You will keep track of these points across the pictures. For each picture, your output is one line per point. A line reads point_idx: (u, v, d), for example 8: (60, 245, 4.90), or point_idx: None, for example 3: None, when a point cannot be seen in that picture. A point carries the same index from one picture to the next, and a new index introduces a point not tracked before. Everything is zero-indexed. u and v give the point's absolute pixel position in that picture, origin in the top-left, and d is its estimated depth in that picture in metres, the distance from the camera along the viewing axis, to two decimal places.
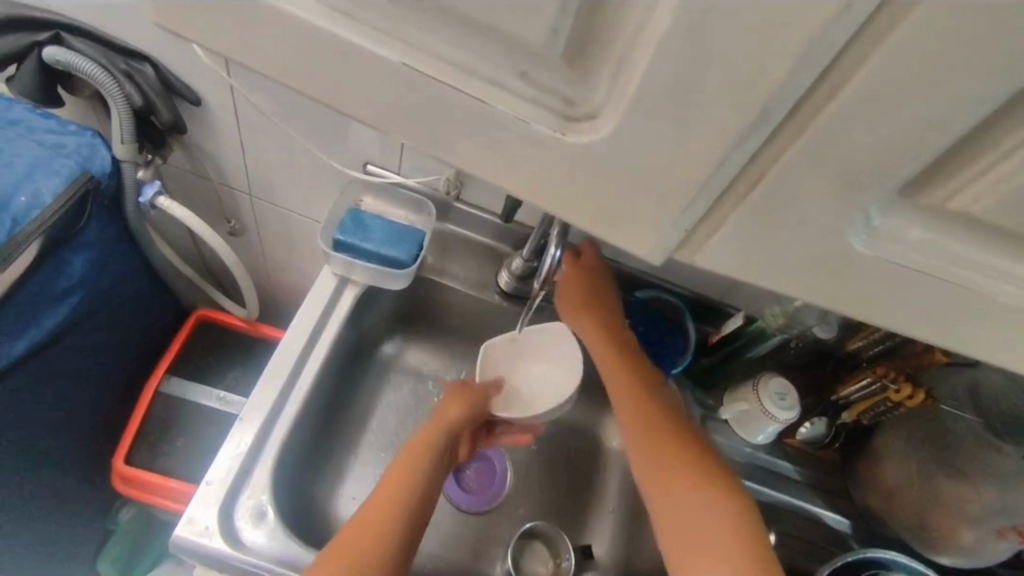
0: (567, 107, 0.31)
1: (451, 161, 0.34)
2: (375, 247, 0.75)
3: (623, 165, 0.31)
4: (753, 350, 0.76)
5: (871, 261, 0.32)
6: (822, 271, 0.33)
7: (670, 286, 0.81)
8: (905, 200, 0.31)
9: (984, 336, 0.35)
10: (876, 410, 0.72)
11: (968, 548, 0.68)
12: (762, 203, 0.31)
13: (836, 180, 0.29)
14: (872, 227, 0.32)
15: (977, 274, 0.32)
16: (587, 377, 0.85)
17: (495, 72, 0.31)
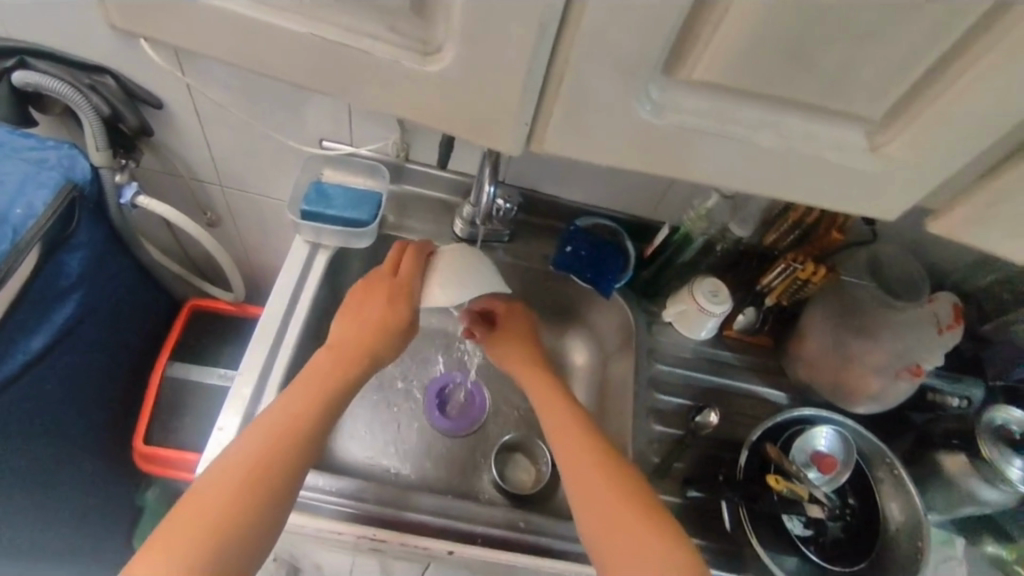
0: (423, 47, 0.40)
1: (360, 105, 0.44)
2: (338, 212, 0.84)
3: (475, 85, 0.40)
4: (681, 256, 0.87)
5: (677, 132, 0.41)
6: (650, 150, 0.43)
7: (608, 212, 0.93)
8: (670, 78, 0.40)
9: (785, 182, 0.44)
10: (792, 290, 0.83)
11: (875, 395, 0.80)
12: (569, 96, 0.40)
13: (617, 70, 0.38)
14: (654, 100, 0.40)
15: (762, 132, 0.41)
16: (550, 302, 0.97)
17: (373, 28, 0.39)
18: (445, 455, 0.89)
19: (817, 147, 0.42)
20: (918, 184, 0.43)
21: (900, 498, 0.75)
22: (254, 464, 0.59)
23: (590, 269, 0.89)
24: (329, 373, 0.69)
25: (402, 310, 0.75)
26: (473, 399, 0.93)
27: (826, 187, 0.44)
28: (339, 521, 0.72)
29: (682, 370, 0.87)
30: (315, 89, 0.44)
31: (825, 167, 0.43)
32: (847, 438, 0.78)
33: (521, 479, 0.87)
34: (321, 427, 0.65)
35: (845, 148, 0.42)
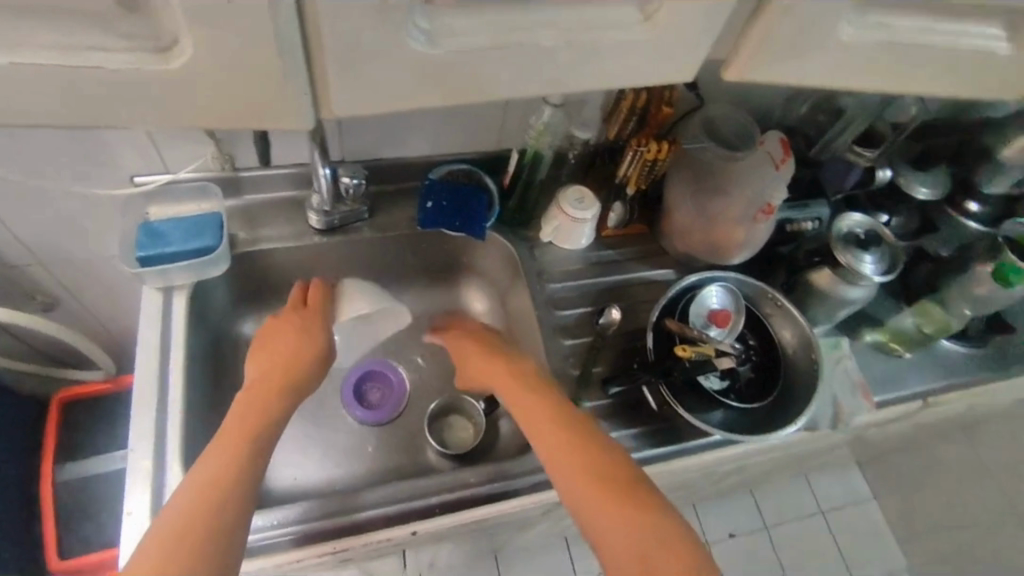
0: (157, 42, 0.36)
1: (126, 124, 0.40)
2: (178, 247, 0.77)
3: (233, 69, 0.37)
4: (538, 175, 0.87)
5: (459, 56, 0.40)
6: (443, 83, 0.42)
7: (459, 156, 0.92)
8: (432, 4, 0.38)
9: (580, 75, 0.45)
10: (646, 173, 0.87)
11: (745, 242, 0.86)
12: (338, 52, 0.38)
13: (371, 11, 0.36)
14: (426, 30, 0.39)
15: (540, 33, 0.41)
16: (433, 262, 0.96)
17: (99, 40, 0.35)
18: (381, 446, 0.88)
19: (596, 33, 0.42)
20: (697, 41, 0.45)
21: (790, 325, 0.84)
22: (183, 525, 0.52)
23: (457, 217, 0.88)
24: (250, 415, 0.63)
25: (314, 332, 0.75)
26: (393, 389, 0.92)
27: (621, 67, 0.46)
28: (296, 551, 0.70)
29: (574, 281, 0.90)
30: (71, 121, 0.39)
31: (609, 51, 0.44)
32: (734, 289, 0.85)
33: (461, 436, 0.88)
34: (252, 470, 0.58)
35: (622, 27, 0.43)
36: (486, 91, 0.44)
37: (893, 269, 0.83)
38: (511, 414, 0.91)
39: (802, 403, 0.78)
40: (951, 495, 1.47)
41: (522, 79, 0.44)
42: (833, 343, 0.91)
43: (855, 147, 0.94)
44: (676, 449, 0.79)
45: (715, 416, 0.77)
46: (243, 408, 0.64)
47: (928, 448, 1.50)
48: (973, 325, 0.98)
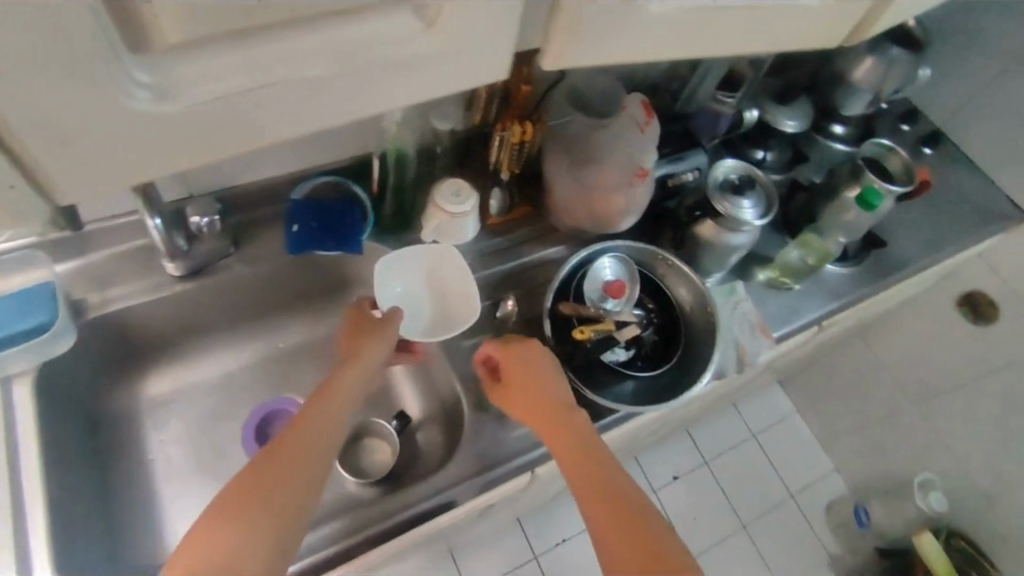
0: None
1: None
2: (7, 329, 0.67)
3: None
4: (406, 174, 0.82)
5: (201, 105, 0.36)
6: (197, 133, 0.38)
7: (321, 167, 0.85)
8: (148, 55, 0.33)
9: (362, 96, 0.41)
10: (516, 156, 0.82)
11: (627, 208, 0.84)
12: (45, 127, 0.33)
13: (65, 76, 0.31)
14: (151, 85, 0.34)
15: (294, 65, 0.37)
16: (318, 283, 0.90)
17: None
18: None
19: (366, 51, 0.38)
20: (491, 40, 0.42)
21: (685, 283, 0.84)
22: (283, 459, 0.60)
23: (329, 237, 0.81)
24: (317, 412, 0.65)
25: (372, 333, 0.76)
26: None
27: (422, 78, 0.42)
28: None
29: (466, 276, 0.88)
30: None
31: (388, 65, 0.40)
32: (626, 258, 0.84)
33: (378, 458, 0.85)
34: (313, 467, 0.61)
35: (400, 38, 0.39)
36: (273, 125, 0.40)
37: (771, 209, 0.84)
38: (427, 426, 0.88)
39: (706, 355, 0.79)
40: (866, 399, 1.57)
41: (307, 108, 0.40)
42: (729, 289, 0.93)
43: (717, 94, 0.94)
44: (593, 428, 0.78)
45: (623, 391, 0.77)
46: (342, 380, 0.69)
47: (838, 359, 1.59)
48: (852, 245, 1.03)
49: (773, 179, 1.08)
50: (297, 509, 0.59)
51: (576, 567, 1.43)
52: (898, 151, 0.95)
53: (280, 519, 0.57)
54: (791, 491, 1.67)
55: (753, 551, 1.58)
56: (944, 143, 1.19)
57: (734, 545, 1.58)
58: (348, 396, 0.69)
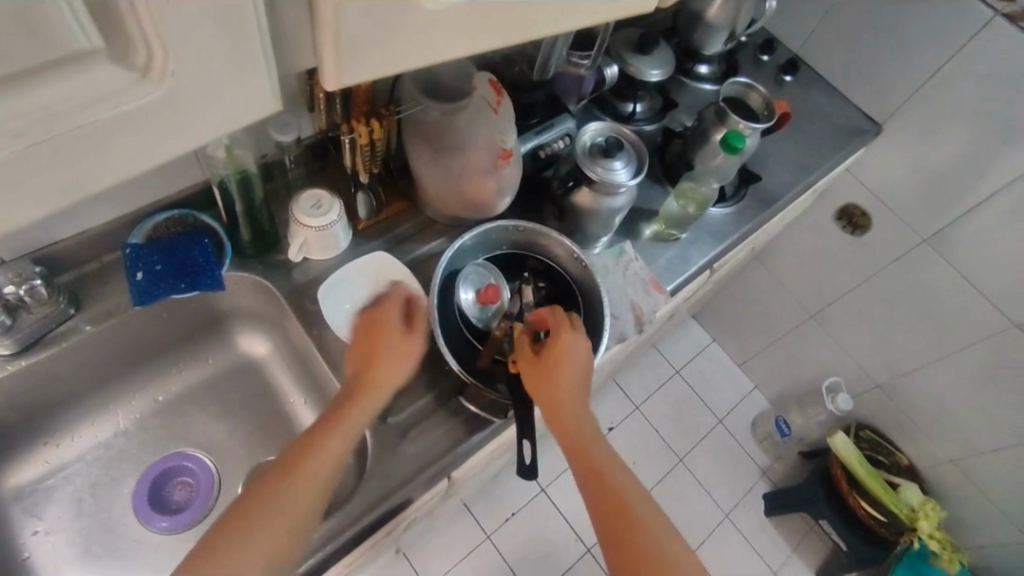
0: None
1: None
2: None
3: None
4: (255, 195, 0.75)
5: None
6: None
7: (157, 202, 0.76)
8: None
9: (94, 169, 0.30)
10: (371, 156, 0.77)
11: (500, 190, 0.81)
12: None
13: None
14: None
15: None
16: (186, 326, 0.82)
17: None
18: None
19: (63, 117, 0.26)
20: (255, 68, 0.31)
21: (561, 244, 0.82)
22: (286, 476, 0.57)
23: (181, 278, 0.74)
24: (332, 426, 0.62)
25: (404, 343, 0.70)
26: (198, 481, 0.82)
27: (181, 136, 0.31)
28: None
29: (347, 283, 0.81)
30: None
31: (113, 125, 0.28)
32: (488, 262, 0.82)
33: None
34: (317, 487, 0.58)
35: (112, 96, 0.27)
36: None
37: (642, 166, 0.83)
38: None
39: (595, 318, 0.79)
40: (771, 321, 1.65)
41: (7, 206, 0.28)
42: (617, 252, 0.92)
43: (573, 57, 0.92)
44: (501, 425, 0.78)
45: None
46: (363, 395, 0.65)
47: (741, 287, 1.66)
48: (728, 185, 1.05)
49: (646, 130, 1.07)
50: (296, 526, 0.56)
51: (530, 538, 1.44)
52: (756, 89, 0.98)
53: (275, 537, 0.54)
54: (719, 418, 1.75)
55: (693, 481, 1.65)
56: (800, 69, 1.23)
57: (675, 480, 1.64)
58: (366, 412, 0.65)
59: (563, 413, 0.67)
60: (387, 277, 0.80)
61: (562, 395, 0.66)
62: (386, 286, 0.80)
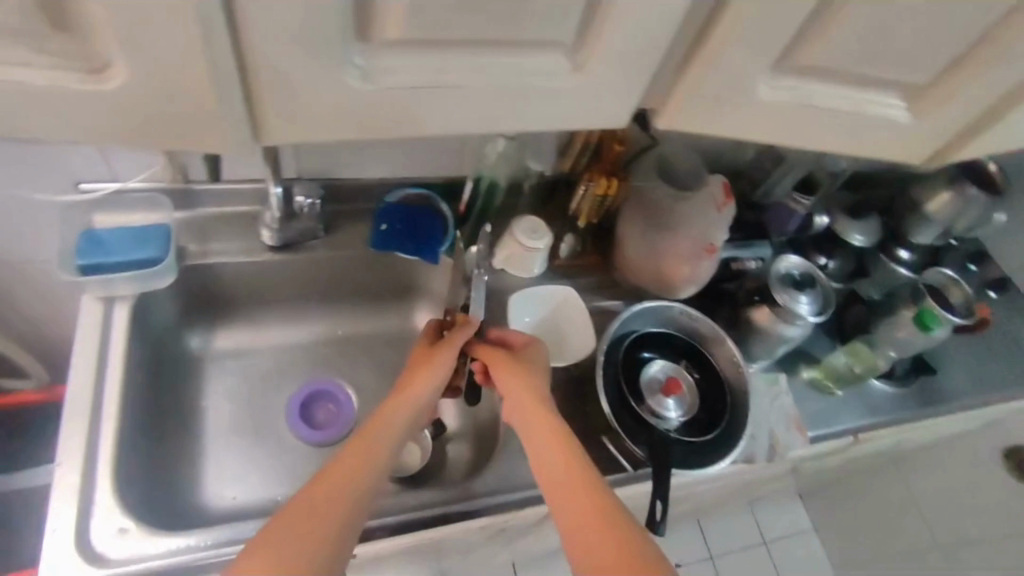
0: (98, 70, 0.37)
1: (75, 138, 0.41)
2: (122, 257, 0.77)
3: (171, 97, 0.39)
4: (494, 202, 0.88)
5: (381, 92, 0.42)
6: (365, 112, 0.44)
7: (420, 180, 0.92)
8: (366, 42, 0.40)
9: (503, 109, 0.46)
10: (598, 207, 0.88)
11: (690, 278, 0.89)
12: (280, 79, 0.40)
13: (300, 42, 0.38)
14: (359, 67, 0.41)
15: (461, 69, 0.43)
16: (389, 285, 0.97)
17: (16, 57, 0.36)
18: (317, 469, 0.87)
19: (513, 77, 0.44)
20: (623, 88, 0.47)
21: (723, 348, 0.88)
22: (331, 486, 0.55)
23: (412, 240, 0.88)
24: (367, 441, 0.61)
25: (426, 372, 0.71)
26: (341, 409, 0.91)
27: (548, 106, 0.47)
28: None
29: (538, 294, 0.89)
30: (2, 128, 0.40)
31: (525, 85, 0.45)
32: (669, 334, 0.89)
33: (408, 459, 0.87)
34: (358, 504, 0.56)
35: (553, 74, 0.45)
36: None
37: (827, 308, 0.86)
38: (458, 442, 0.90)
39: (741, 419, 0.82)
40: (884, 534, 1.51)
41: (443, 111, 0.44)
42: (772, 379, 0.94)
43: (794, 193, 0.96)
44: (636, 476, 0.79)
45: (667, 436, 0.77)
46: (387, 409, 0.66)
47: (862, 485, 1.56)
48: (899, 366, 1.03)
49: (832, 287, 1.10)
50: (339, 537, 0.53)
51: None
52: (961, 285, 0.98)
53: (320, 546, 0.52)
54: None
55: None
56: (1008, 291, 1.20)
57: None
58: (396, 425, 0.65)
59: (532, 408, 0.67)
60: (564, 313, 0.89)
61: (533, 391, 0.69)
62: (565, 317, 0.88)
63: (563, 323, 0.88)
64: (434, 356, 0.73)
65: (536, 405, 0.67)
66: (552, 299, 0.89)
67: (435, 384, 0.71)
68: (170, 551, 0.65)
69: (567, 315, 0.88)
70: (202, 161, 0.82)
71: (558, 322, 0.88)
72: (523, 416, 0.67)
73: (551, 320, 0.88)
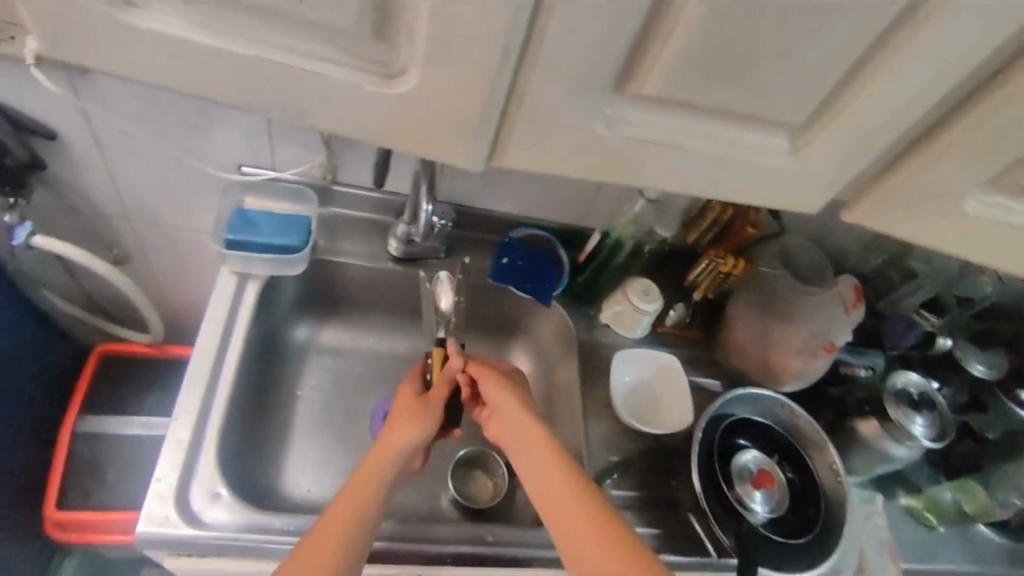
0: (383, 70, 0.41)
1: (312, 125, 0.44)
2: (267, 239, 0.82)
3: (424, 108, 0.42)
4: (616, 259, 0.89)
5: (610, 139, 0.45)
6: (583, 155, 0.46)
7: (540, 222, 0.95)
8: (620, 95, 0.43)
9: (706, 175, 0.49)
10: (717, 283, 0.89)
11: (799, 373, 0.87)
12: (530, 112, 0.42)
13: (567, 84, 0.40)
14: (607, 115, 0.44)
15: (689, 137, 0.46)
16: (491, 318, 0.98)
17: (327, 51, 0.40)
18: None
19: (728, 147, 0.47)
20: (834, 175, 0.49)
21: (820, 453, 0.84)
22: (331, 533, 0.62)
23: (529, 280, 0.91)
24: (363, 485, 0.66)
25: (408, 420, 0.72)
26: None
27: (750, 177, 0.49)
28: (235, 554, 0.67)
29: (643, 359, 0.89)
30: (257, 107, 0.43)
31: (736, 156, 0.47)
32: (767, 427, 0.86)
33: (480, 493, 0.87)
34: (363, 537, 0.63)
35: (764, 152, 0.48)
36: None
37: (943, 437, 0.80)
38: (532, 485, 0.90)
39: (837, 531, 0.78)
40: None
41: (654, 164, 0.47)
42: (867, 497, 0.88)
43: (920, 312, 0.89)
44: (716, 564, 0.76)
45: (757, 530, 0.74)
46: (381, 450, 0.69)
47: None
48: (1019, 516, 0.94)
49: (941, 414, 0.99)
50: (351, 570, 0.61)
51: None
52: None
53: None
54: None
55: None
56: None
57: None
58: (392, 461, 0.69)
59: (526, 430, 0.73)
60: (662, 383, 0.88)
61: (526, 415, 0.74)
62: (663, 385, 0.88)
63: (660, 390, 0.88)
64: (418, 407, 0.74)
65: (529, 427, 0.73)
66: (653, 364, 0.89)
67: (425, 429, 0.72)
68: (257, 525, 0.68)
69: (665, 382, 0.88)
70: (355, 167, 0.88)
71: (655, 389, 0.88)
72: (520, 435, 0.73)
73: (649, 386, 0.88)
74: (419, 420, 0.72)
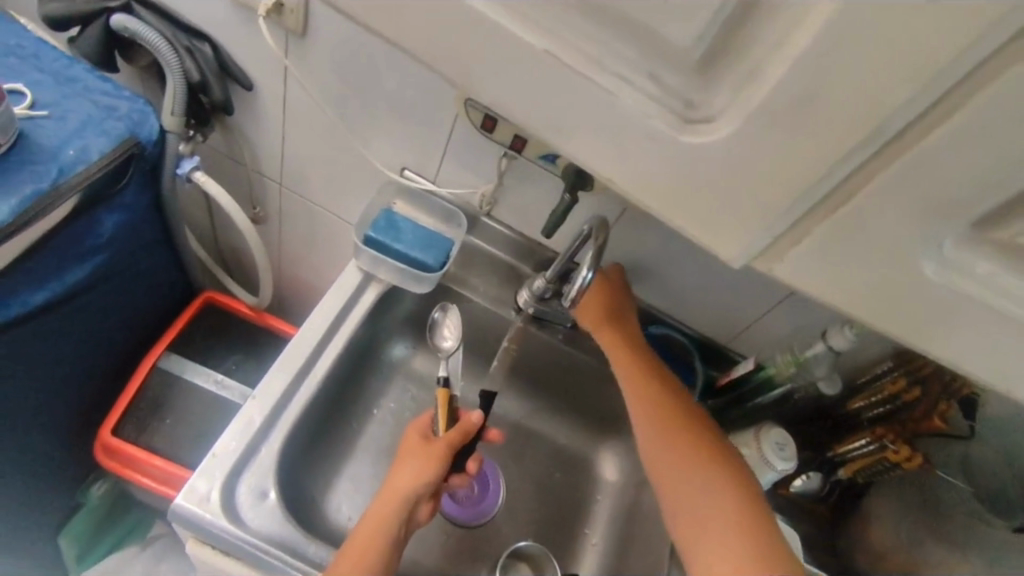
0: (687, 109, 0.34)
1: (553, 145, 0.37)
2: (405, 249, 0.76)
3: (714, 172, 0.34)
4: (756, 399, 0.78)
5: (935, 287, 0.35)
6: (866, 286, 0.36)
7: (680, 325, 0.84)
8: (976, 233, 0.33)
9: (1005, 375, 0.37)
10: (872, 469, 0.73)
11: None
12: (845, 222, 0.34)
13: (922, 205, 0.32)
14: (942, 253, 0.34)
15: None
16: (596, 409, 0.88)
17: (626, 68, 0.33)
18: (444, 546, 0.78)
19: None
20: None
21: None
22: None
23: None
24: (373, 528, 0.60)
25: (414, 462, 0.65)
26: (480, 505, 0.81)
27: None
28: (255, 565, 0.60)
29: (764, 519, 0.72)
30: (505, 106, 0.37)
31: None
32: None
33: None
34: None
35: None
36: None
37: None
38: None
39: None
40: None
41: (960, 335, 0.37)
42: None
43: None
44: None
45: None
46: (388, 491, 0.63)
47: None
48: None
49: None
50: None
51: None
52: None
53: None
54: None
55: None
56: None
57: None
58: (403, 504, 0.62)
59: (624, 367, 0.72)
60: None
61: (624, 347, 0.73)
62: None
63: None
64: (424, 450, 0.65)
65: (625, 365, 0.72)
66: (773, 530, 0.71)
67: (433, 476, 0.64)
68: (292, 547, 0.60)
69: None
70: (516, 206, 0.82)
71: None
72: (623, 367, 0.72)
73: None
74: (426, 464, 0.65)
